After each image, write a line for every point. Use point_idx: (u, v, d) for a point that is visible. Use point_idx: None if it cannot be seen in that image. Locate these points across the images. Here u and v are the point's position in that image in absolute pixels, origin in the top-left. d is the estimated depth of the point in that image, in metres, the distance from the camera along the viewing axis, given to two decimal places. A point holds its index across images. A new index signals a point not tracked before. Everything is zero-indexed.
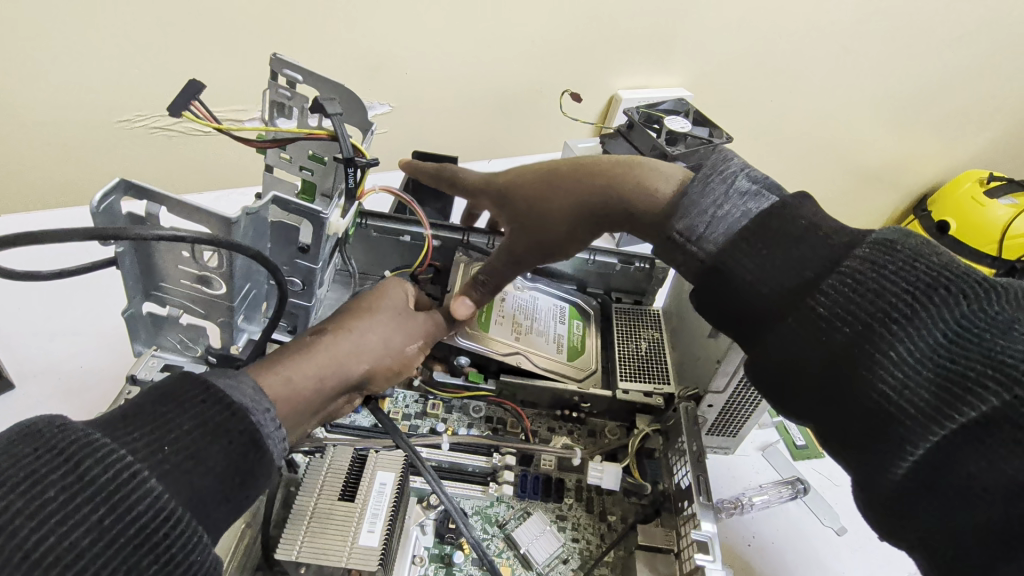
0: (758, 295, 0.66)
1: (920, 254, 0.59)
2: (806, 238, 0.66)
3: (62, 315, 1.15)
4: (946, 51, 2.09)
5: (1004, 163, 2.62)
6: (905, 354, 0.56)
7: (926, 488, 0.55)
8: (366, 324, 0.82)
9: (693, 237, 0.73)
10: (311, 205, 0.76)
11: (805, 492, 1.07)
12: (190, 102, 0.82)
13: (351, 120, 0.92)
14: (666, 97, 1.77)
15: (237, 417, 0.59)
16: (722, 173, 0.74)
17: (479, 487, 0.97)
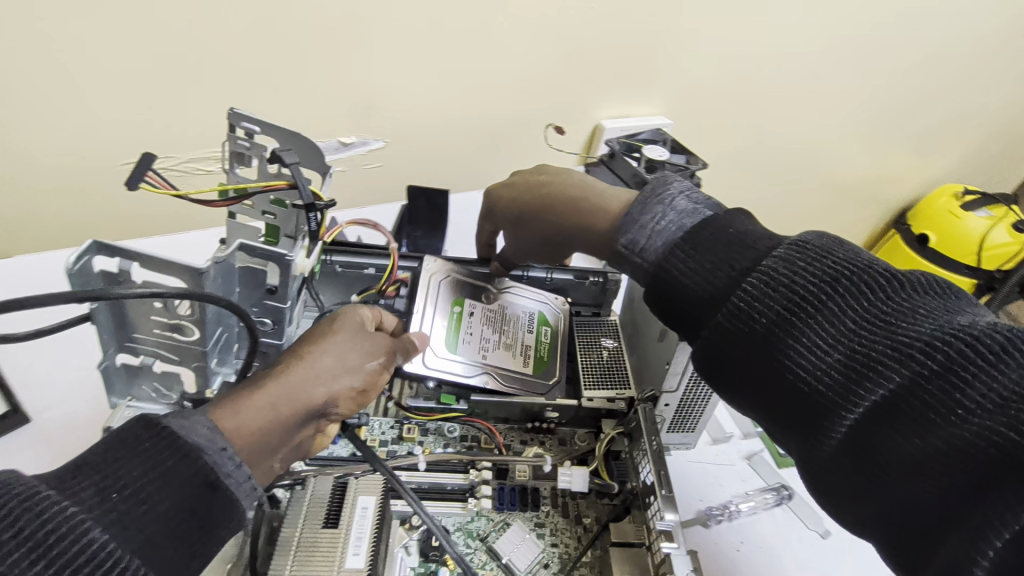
0: (692, 294, 0.75)
1: (823, 252, 0.68)
2: (732, 242, 0.75)
3: (35, 364, 1.15)
4: (873, 65, 2.26)
5: (923, 158, 2.86)
6: (814, 342, 0.64)
7: (860, 465, 0.60)
8: (327, 345, 0.85)
9: (637, 249, 0.84)
10: (276, 248, 0.81)
11: (790, 497, 1.12)
12: (145, 174, 0.86)
13: (308, 164, 0.97)
14: (646, 127, 2.01)
15: (188, 459, 0.63)
16: (660, 195, 0.86)
17: (459, 504, 1.01)
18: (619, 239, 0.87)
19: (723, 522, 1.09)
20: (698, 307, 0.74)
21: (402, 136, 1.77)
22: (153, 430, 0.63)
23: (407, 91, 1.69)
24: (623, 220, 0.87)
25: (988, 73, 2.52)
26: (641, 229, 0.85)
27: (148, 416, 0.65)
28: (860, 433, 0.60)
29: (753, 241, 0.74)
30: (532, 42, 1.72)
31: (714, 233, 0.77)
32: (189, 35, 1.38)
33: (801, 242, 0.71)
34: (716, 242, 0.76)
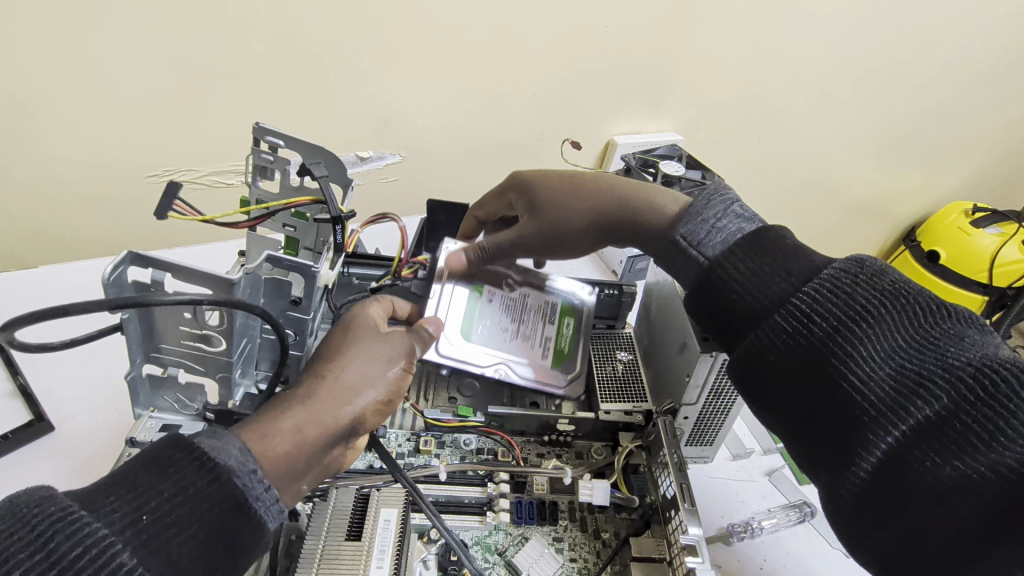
0: (740, 299, 0.77)
1: (878, 271, 0.70)
2: (792, 252, 0.77)
3: (60, 374, 1.18)
4: (872, 81, 2.33)
5: (927, 173, 2.89)
6: (866, 354, 0.64)
7: (896, 482, 0.60)
8: (354, 361, 0.85)
9: (694, 242, 0.87)
10: (302, 260, 0.82)
11: (813, 514, 1.10)
12: (172, 203, 0.87)
13: (331, 177, 0.98)
14: (659, 142, 2.10)
15: (218, 481, 0.62)
16: (722, 195, 0.89)
17: (477, 517, 1.01)
18: (676, 230, 0.90)
19: (745, 539, 1.06)
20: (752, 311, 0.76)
21: (420, 146, 1.83)
22: (186, 448, 0.63)
23: (422, 106, 1.73)
24: (685, 214, 0.90)
25: (982, 92, 2.60)
26: (701, 223, 0.88)
27: (180, 435, 0.64)
28: (899, 450, 0.60)
29: (809, 255, 0.76)
30: (543, 61, 1.77)
31: (773, 241, 0.79)
32: (212, 52, 1.42)
33: (859, 259, 0.72)
34: (776, 250, 0.78)
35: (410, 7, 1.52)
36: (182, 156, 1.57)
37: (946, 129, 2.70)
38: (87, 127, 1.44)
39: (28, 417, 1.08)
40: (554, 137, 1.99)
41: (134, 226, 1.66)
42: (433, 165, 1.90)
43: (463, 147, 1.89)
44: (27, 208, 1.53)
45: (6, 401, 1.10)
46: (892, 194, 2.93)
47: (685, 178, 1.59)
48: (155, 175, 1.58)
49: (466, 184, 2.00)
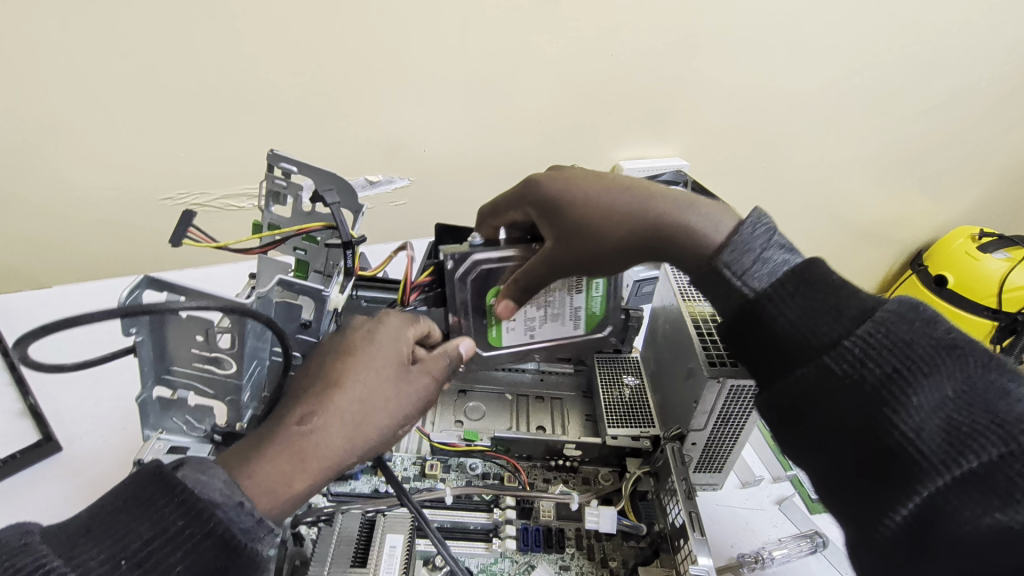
0: (786, 335, 0.75)
1: (932, 318, 0.65)
2: (835, 287, 0.74)
3: (68, 397, 1.18)
4: (874, 108, 2.36)
5: (933, 196, 2.90)
6: (911, 408, 0.61)
7: (929, 541, 0.58)
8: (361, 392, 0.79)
9: (738, 273, 0.84)
10: (314, 284, 0.83)
11: (825, 545, 1.08)
12: (187, 229, 0.88)
13: (343, 203, 1.00)
14: (666, 166, 2.13)
15: (196, 520, 0.61)
16: (768, 227, 0.86)
17: (483, 545, 1.00)
18: (720, 257, 0.86)
19: (756, 569, 1.04)
20: (799, 345, 0.73)
21: (428, 170, 1.86)
22: (167, 486, 0.62)
23: (431, 133, 1.77)
24: (728, 245, 0.87)
25: (983, 120, 2.63)
26: (746, 253, 0.85)
27: (163, 468, 0.64)
28: (937, 506, 0.57)
29: (854, 293, 0.73)
30: (550, 89, 1.82)
31: (820, 275, 0.76)
32: (229, 80, 1.47)
33: (913, 303, 0.68)
34: (824, 287, 0.75)
35: (421, 38, 1.57)
36: (195, 179, 1.61)
37: (948, 155, 2.73)
38: (105, 151, 1.49)
39: (36, 437, 1.09)
40: (560, 161, 2.02)
41: (145, 248, 1.68)
42: (440, 189, 1.93)
43: (474, 171, 1.92)
44: (43, 229, 1.56)
45: (14, 420, 1.10)
46: (896, 219, 2.94)
47: None
48: (169, 198, 1.62)
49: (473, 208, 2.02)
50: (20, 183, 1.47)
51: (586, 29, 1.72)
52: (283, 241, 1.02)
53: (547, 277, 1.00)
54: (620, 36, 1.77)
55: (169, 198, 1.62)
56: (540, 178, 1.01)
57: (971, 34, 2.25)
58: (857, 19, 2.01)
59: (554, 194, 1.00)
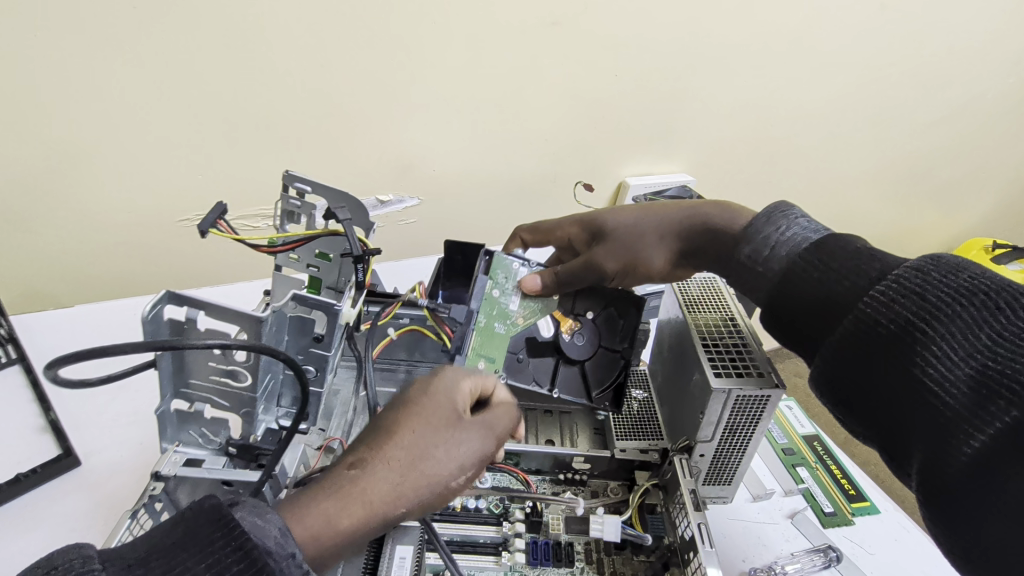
0: (817, 295, 0.87)
1: (954, 270, 0.73)
2: (859, 253, 0.86)
3: (86, 410, 1.21)
4: (879, 124, 2.38)
5: (941, 211, 2.92)
6: (940, 355, 0.68)
7: (982, 490, 0.63)
8: (423, 450, 0.80)
9: (760, 258, 1.02)
10: (326, 297, 0.85)
11: (838, 560, 1.08)
12: (217, 219, 0.91)
13: (355, 220, 1.03)
14: (670, 183, 2.16)
15: (252, 567, 0.60)
16: (785, 213, 1.04)
17: (492, 557, 1.01)
18: (743, 250, 1.05)
19: None
20: (832, 300, 0.85)
21: (437, 190, 1.90)
22: (226, 528, 0.62)
23: (440, 154, 1.82)
24: (750, 230, 1.05)
25: (989, 135, 2.65)
26: (767, 227, 1.03)
27: (220, 504, 0.64)
28: (984, 454, 0.63)
29: (877, 256, 0.84)
30: (555, 110, 1.86)
31: (839, 244, 0.90)
32: (247, 107, 1.53)
33: (935, 259, 0.76)
34: (841, 253, 0.88)
35: (430, 65, 1.63)
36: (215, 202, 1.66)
37: (955, 169, 2.74)
38: (128, 177, 1.55)
39: (57, 452, 1.12)
40: (567, 180, 2.06)
41: (163, 267, 1.74)
42: (450, 209, 1.97)
43: (482, 191, 1.97)
44: (66, 255, 1.61)
45: (37, 437, 1.14)
46: (904, 232, 2.95)
47: None
48: (187, 220, 1.67)
49: (481, 226, 2.06)
50: (46, 210, 1.52)
51: (591, 53, 1.77)
52: (304, 242, 1.03)
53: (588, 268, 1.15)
54: (627, 60, 1.83)
55: (187, 219, 1.68)
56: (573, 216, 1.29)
57: (974, 50, 2.27)
58: (859, 38, 2.05)
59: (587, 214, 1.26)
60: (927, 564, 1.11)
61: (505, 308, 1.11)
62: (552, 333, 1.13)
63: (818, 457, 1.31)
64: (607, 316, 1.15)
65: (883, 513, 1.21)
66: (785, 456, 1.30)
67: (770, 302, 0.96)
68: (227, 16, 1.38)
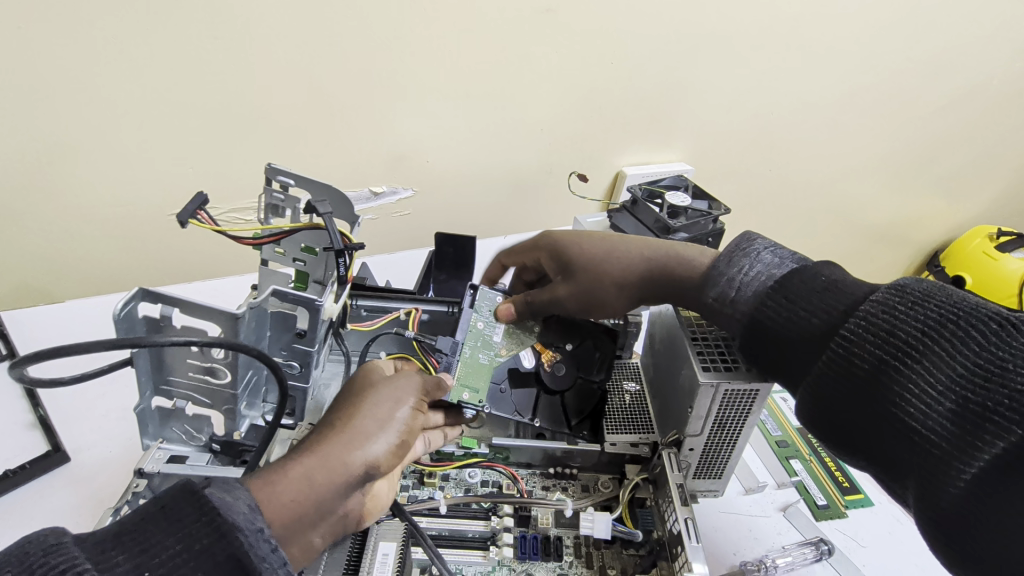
0: (789, 334, 0.87)
1: (924, 300, 0.75)
2: (826, 289, 0.87)
3: (76, 406, 1.21)
4: (881, 110, 2.34)
5: (945, 198, 2.88)
6: (919, 384, 0.70)
7: (983, 508, 0.65)
8: (369, 409, 0.85)
9: (727, 300, 0.98)
10: (307, 293, 0.84)
11: (830, 553, 1.06)
12: (196, 210, 0.88)
13: (339, 214, 1.01)
14: (667, 172, 2.13)
15: (221, 540, 0.61)
16: (747, 251, 1.01)
17: (480, 553, 1.00)
18: (707, 294, 1.02)
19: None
20: (803, 338, 0.86)
21: (431, 182, 1.88)
22: (196, 504, 0.62)
23: (434, 146, 1.80)
24: (712, 273, 1.02)
25: (991, 122, 2.62)
26: (728, 269, 1.00)
27: (191, 482, 0.64)
28: (982, 482, 0.64)
29: (844, 289, 0.86)
30: (550, 100, 1.84)
31: (809, 276, 0.90)
32: (237, 100, 1.52)
33: (901, 290, 0.78)
34: (811, 290, 0.88)
35: (422, 55, 1.61)
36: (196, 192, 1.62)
37: (957, 156, 2.70)
38: (117, 172, 1.53)
39: (45, 448, 1.12)
40: (563, 170, 2.04)
41: (154, 262, 1.72)
42: (445, 202, 1.95)
43: (475, 182, 1.94)
44: (56, 251, 1.59)
45: (25, 432, 1.14)
46: (906, 221, 2.91)
47: (691, 208, 1.61)
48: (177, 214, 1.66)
49: (477, 219, 2.04)
50: (35, 206, 1.50)
51: (586, 42, 1.74)
52: (289, 235, 1.02)
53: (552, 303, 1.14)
54: (622, 48, 1.80)
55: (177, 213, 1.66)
56: (542, 240, 1.25)
57: (979, 35, 2.23)
58: (861, 22, 2.00)
59: (556, 238, 1.22)
60: (919, 558, 1.10)
61: (488, 339, 1.12)
62: (533, 363, 1.11)
63: (812, 449, 1.30)
64: (584, 347, 1.15)
65: (877, 505, 1.20)
66: (779, 449, 1.28)
67: (743, 343, 0.95)
68: (213, 6, 1.35)
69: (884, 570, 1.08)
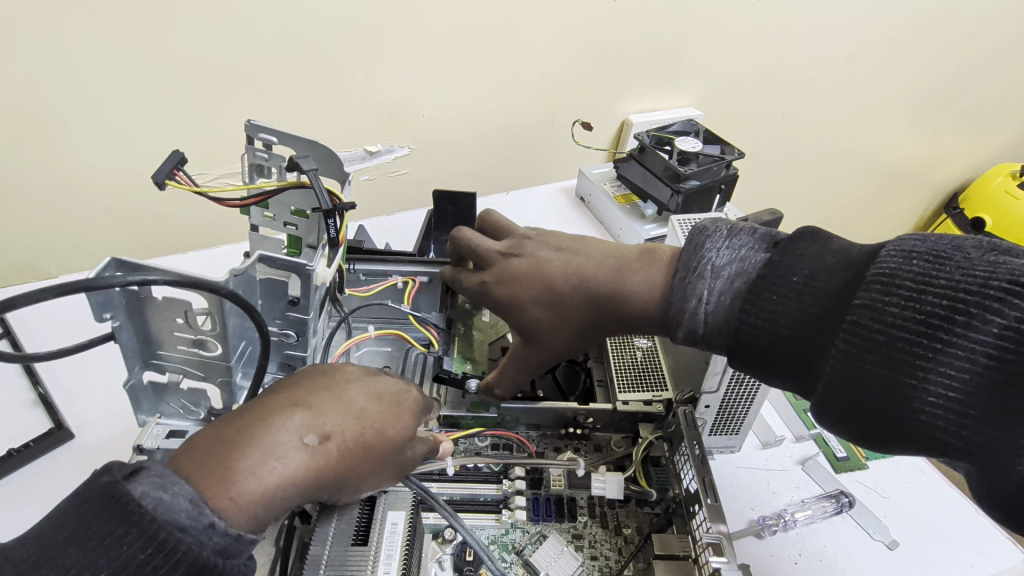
0: (776, 348, 0.77)
1: (920, 290, 0.64)
2: (801, 293, 0.76)
3: (74, 384, 1.18)
4: (902, 38, 2.20)
5: (967, 134, 2.74)
6: (932, 388, 0.61)
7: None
8: (326, 384, 0.77)
9: (696, 337, 0.87)
10: (296, 258, 0.78)
11: (851, 505, 1.04)
12: (175, 169, 0.81)
13: (328, 172, 0.94)
14: (676, 118, 2.02)
15: (161, 550, 0.57)
16: (698, 270, 0.87)
17: (493, 516, 0.98)
18: (675, 336, 0.90)
19: (777, 532, 1.01)
20: (800, 349, 0.76)
21: (429, 138, 1.79)
22: (125, 514, 0.57)
23: (432, 97, 1.70)
24: (672, 311, 0.88)
25: (1016, 49, 2.48)
26: (686, 303, 0.87)
27: (115, 486, 0.58)
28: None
29: (824, 285, 0.74)
30: (551, 44, 1.72)
31: (777, 280, 0.78)
32: (217, 57, 1.41)
33: (892, 283, 0.66)
34: (779, 294, 0.77)
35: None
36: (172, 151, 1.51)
37: (982, 89, 2.56)
38: (97, 142, 1.44)
39: (48, 426, 1.10)
40: (566, 119, 1.93)
41: (146, 236, 1.65)
42: (445, 158, 1.85)
43: (475, 135, 1.85)
44: (43, 228, 1.52)
45: (27, 411, 1.12)
46: (926, 162, 2.79)
47: (702, 153, 1.52)
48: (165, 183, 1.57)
49: (478, 175, 1.95)
50: (15, 180, 1.43)
51: None
52: (276, 195, 0.96)
53: (514, 368, 1.03)
54: None
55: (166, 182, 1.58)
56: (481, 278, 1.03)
57: None
58: None
59: (502, 282, 1.00)
60: (940, 507, 1.08)
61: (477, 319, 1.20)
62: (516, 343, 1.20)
63: None
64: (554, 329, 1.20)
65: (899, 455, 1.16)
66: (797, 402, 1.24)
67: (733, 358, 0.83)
68: None
69: (905, 521, 1.05)
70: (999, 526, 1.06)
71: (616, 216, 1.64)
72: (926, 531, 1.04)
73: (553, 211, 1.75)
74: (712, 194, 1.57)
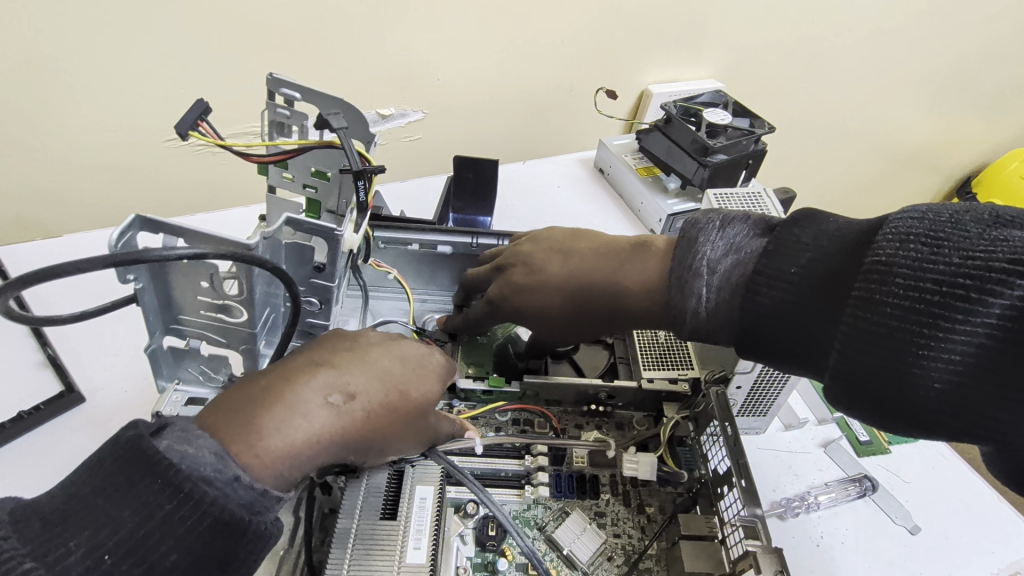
0: (781, 338, 0.74)
1: (917, 273, 0.60)
2: (801, 284, 0.72)
3: (83, 345, 1.15)
4: (935, 13, 2.13)
5: (991, 115, 2.68)
6: (938, 371, 0.58)
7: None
8: (345, 348, 0.73)
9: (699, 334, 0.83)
10: (323, 222, 0.74)
11: (873, 490, 1.04)
12: (198, 121, 0.76)
13: (354, 131, 0.89)
14: (699, 88, 1.96)
15: (188, 500, 0.54)
16: (692, 268, 0.83)
17: (515, 491, 0.97)
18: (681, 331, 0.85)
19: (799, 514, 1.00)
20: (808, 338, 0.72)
21: (446, 102, 1.72)
22: (150, 465, 0.55)
23: (451, 58, 1.63)
24: (671, 304, 0.85)
25: None
26: (686, 302, 0.83)
27: (138, 440, 0.56)
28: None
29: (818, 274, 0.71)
30: (576, 5, 1.64)
31: (774, 272, 0.75)
32: (229, 7, 1.33)
33: (888, 272, 0.62)
34: (781, 283, 0.74)
35: None
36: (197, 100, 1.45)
37: (1009, 69, 2.49)
38: (102, 94, 1.38)
39: (58, 388, 1.07)
40: (587, 87, 1.87)
41: (152, 195, 1.59)
42: (461, 123, 1.79)
43: (493, 100, 1.78)
44: (46, 183, 1.47)
45: (37, 372, 1.09)
46: (947, 144, 2.73)
47: (731, 126, 1.47)
48: (173, 140, 1.51)
49: (493, 142, 1.89)
50: (16, 134, 1.36)
51: None
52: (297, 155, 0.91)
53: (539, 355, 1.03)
54: None
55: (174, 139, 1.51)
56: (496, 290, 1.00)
57: None
58: None
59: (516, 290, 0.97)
60: (962, 493, 1.07)
61: None
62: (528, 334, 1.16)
63: None
64: None
65: (921, 441, 1.15)
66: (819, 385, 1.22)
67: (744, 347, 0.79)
68: None
69: (926, 506, 1.05)
70: (1020, 511, 1.06)
71: (638, 188, 1.59)
72: (947, 517, 1.04)
73: (573, 182, 1.70)
74: (738, 169, 1.53)
